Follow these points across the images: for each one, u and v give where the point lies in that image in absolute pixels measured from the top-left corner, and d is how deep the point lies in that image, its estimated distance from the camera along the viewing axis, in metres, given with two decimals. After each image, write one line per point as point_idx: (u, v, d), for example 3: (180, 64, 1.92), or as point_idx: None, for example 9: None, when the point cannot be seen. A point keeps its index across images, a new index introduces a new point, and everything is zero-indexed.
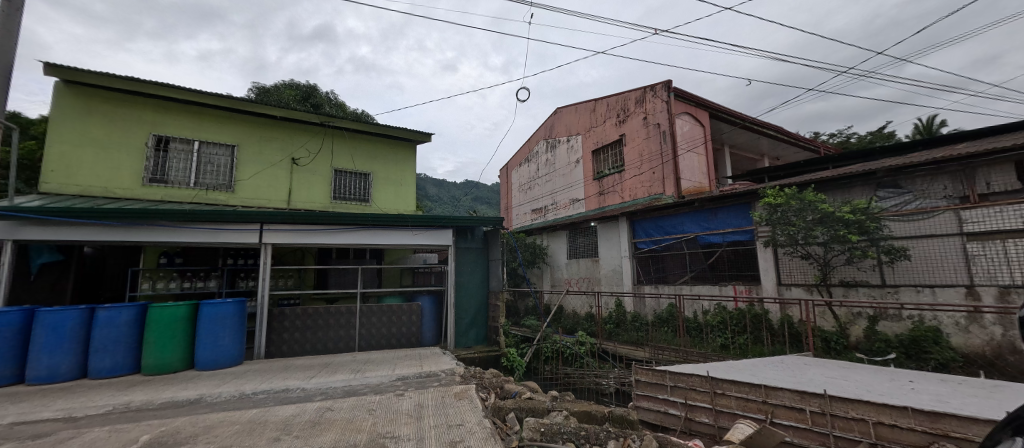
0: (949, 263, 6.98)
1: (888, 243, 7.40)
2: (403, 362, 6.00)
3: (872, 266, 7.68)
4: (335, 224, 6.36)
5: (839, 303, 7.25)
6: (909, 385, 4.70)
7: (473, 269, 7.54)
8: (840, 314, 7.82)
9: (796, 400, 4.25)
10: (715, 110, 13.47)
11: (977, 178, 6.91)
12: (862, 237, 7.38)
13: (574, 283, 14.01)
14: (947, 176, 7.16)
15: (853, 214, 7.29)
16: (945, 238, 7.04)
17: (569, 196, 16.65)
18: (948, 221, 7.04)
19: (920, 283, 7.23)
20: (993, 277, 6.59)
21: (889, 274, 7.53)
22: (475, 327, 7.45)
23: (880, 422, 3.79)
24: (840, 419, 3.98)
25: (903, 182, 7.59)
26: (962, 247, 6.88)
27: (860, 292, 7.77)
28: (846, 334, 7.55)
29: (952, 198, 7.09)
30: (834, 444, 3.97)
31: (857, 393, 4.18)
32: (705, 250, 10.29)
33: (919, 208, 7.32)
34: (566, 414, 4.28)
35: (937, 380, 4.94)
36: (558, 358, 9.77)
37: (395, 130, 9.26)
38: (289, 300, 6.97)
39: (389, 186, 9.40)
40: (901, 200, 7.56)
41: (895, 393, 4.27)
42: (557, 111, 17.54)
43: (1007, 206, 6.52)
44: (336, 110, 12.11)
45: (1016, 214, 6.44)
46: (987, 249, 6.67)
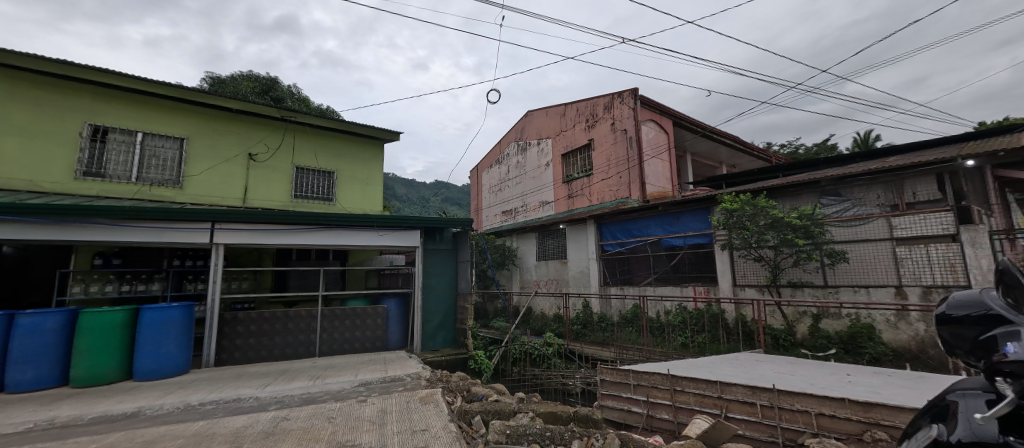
0: (881, 266, 7.47)
1: (829, 246, 7.96)
2: (367, 366, 5.81)
3: (816, 268, 8.12)
4: (296, 224, 6.08)
5: (788, 303, 7.63)
6: (847, 378, 4.98)
7: (442, 271, 7.42)
8: (788, 312, 8.21)
9: (748, 395, 4.39)
10: (679, 118, 13.90)
11: (906, 188, 7.40)
12: (807, 242, 7.95)
13: (542, 285, 14.07)
14: (881, 185, 7.66)
15: (800, 220, 7.71)
16: (878, 242, 7.53)
17: (539, 198, 16.72)
18: (880, 227, 7.53)
19: (858, 283, 7.70)
20: (918, 278, 7.09)
21: (831, 276, 7.97)
22: (443, 330, 7.33)
23: (822, 413, 3.97)
24: (787, 412, 4.13)
25: (844, 190, 8.06)
26: (892, 251, 7.37)
27: (805, 292, 8.20)
28: (793, 332, 7.94)
29: (884, 206, 7.58)
30: (782, 436, 4.13)
31: (802, 386, 4.38)
32: (668, 252, 10.59)
33: (857, 215, 7.80)
34: (532, 416, 4.25)
35: (871, 372, 5.27)
36: (526, 359, 9.75)
37: (362, 127, 8.98)
38: (243, 303, 6.60)
39: (354, 185, 9.10)
40: (841, 208, 8.03)
41: (836, 385, 4.49)
42: (528, 114, 17.61)
43: (931, 214, 7.06)
44: (299, 105, 11.62)
45: (938, 222, 6.99)
46: (914, 252, 7.18)
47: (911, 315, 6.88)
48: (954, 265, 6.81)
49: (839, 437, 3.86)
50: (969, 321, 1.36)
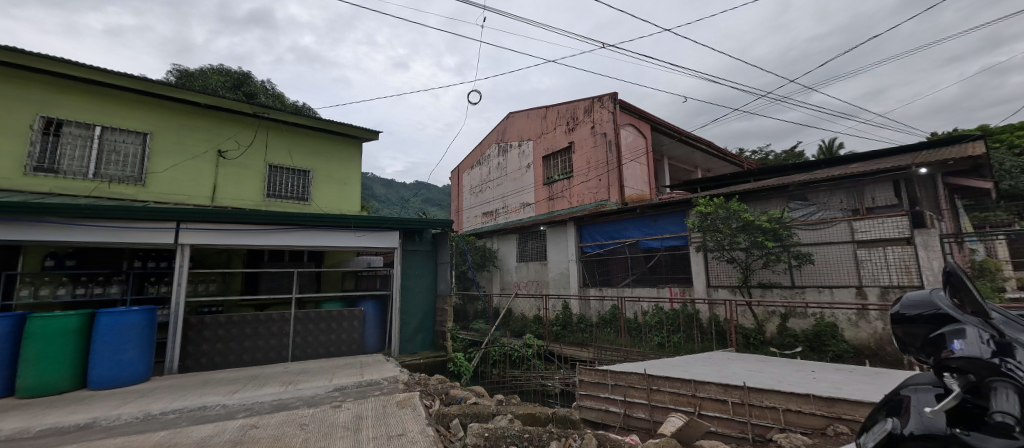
0: (843, 267, 7.77)
1: (794, 248, 8.07)
2: (342, 371, 5.65)
3: (784, 269, 8.36)
4: (269, 224, 5.88)
5: (758, 303, 7.85)
6: (812, 374, 5.13)
7: (421, 273, 7.31)
8: (757, 312, 8.43)
9: (720, 392, 4.45)
10: (657, 123, 14.12)
11: (866, 194, 7.74)
12: (775, 244, 8.03)
13: (523, 286, 14.05)
14: (843, 191, 7.99)
15: (770, 223, 7.94)
16: (840, 244, 7.83)
17: (519, 200, 16.72)
18: (842, 230, 7.81)
19: (823, 284, 7.96)
20: (877, 279, 7.40)
21: (797, 277, 8.22)
22: (422, 333, 7.20)
23: (789, 409, 4.07)
24: (757, 409, 4.22)
25: (810, 195, 8.36)
26: (853, 253, 7.68)
27: (774, 293, 8.44)
28: (762, 331, 8.16)
29: (846, 210, 7.91)
30: (752, 432, 4.21)
31: (771, 383, 4.48)
32: (646, 254, 10.73)
33: (821, 219, 8.10)
34: (511, 418, 4.19)
35: (834, 369, 5.44)
36: (506, 361, 9.70)
37: (340, 125, 8.79)
38: (210, 306, 6.32)
39: (331, 185, 8.89)
40: (808, 212, 8.35)
41: (800, 382, 4.60)
42: (510, 115, 17.61)
43: (888, 218, 7.36)
44: (274, 101, 11.28)
45: (894, 226, 7.30)
46: (873, 255, 7.50)
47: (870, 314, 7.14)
48: (907, 267, 7.17)
49: (805, 431, 3.96)
50: (922, 320, 1.37)
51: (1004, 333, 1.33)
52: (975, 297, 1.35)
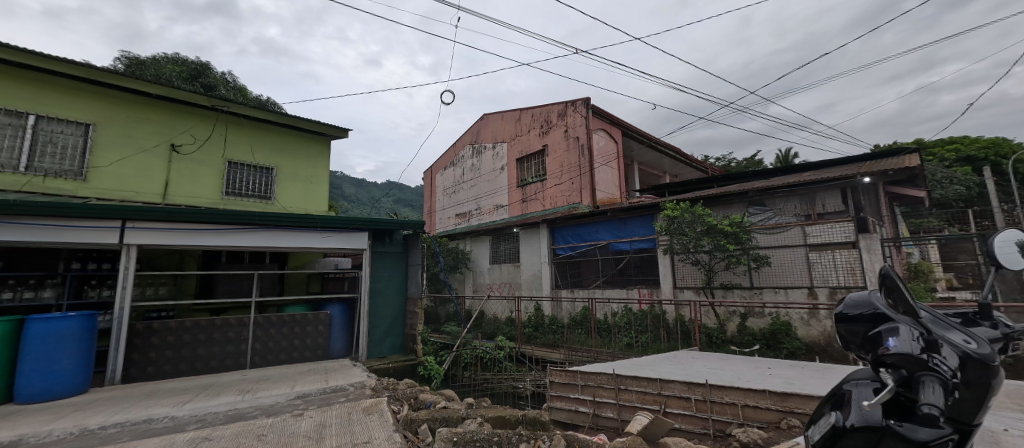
0: (796, 269, 8.12)
1: (754, 251, 8.37)
2: (306, 377, 5.41)
3: (743, 271, 8.65)
4: (227, 224, 5.57)
5: (721, 303, 8.10)
6: (767, 370, 5.31)
7: (391, 275, 7.13)
8: (719, 312, 8.70)
9: (683, 390, 4.53)
10: (627, 129, 14.35)
11: (817, 200, 8.10)
12: (736, 247, 8.30)
13: (495, 288, 13.96)
14: (797, 197, 8.32)
15: (731, 227, 8.22)
16: (794, 247, 8.17)
17: (493, 202, 16.65)
18: (795, 234, 8.17)
19: (779, 285, 8.29)
20: (826, 279, 7.79)
21: (756, 278, 8.53)
22: (391, 336, 7.02)
23: (746, 404, 4.18)
24: (717, 405, 4.30)
25: (767, 201, 8.68)
26: (806, 256, 8.03)
27: (735, 293, 8.72)
28: (724, 330, 8.41)
29: (799, 215, 8.26)
30: (713, 427, 4.30)
31: (731, 380, 4.59)
32: (616, 256, 10.88)
33: (777, 224, 8.45)
34: (480, 421, 4.12)
35: (788, 365, 5.63)
36: (477, 363, 9.59)
37: (308, 122, 8.48)
38: (159, 311, 5.94)
39: (297, 184, 8.57)
40: (766, 216, 8.66)
41: (757, 378, 4.75)
42: (484, 117, 17.54)
43: (837, 223, 7.73)
44: (235, 94, 10.77)
45: (842, 231, 7.66)
46: (823, 257, 7.87)
47: (819, 313, 7.48)
48: (853, 269, 7.61)
49: (761, 425, 4.06)
50: (862, 320, 1.51)
51: (933, 330, 1.45)
52: (905, 297, 1.45)
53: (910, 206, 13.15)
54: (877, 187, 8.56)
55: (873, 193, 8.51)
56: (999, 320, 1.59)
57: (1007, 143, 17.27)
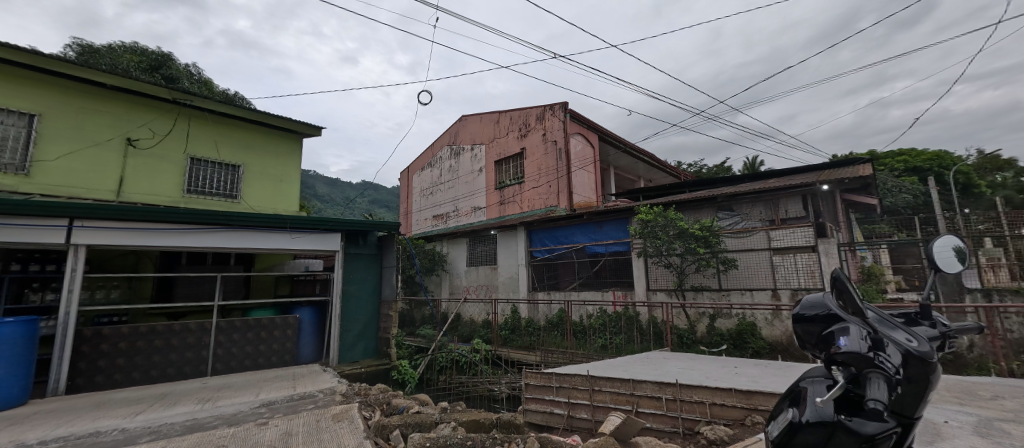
0: (761, 272, 8.38)
1: (722, 254, 8.61)
2: (272, 384, 5.19)
3: (713, 273, 8.85)
4: (187, 224, 5.29)
5: (691, 304, 8.27)
6: (735, 369, 5.41)
7: (364, 277, 6.95)
8: (690, 313, 8.88)
9: (655, 389, 4.56)
10: (604, 134, 14.53)
11: (780, 206, 8.41)
12: (706, 250, 8.51)
13: (472, 291, 13.83)
14: (762, 203, 8.62)
15: (701, 231, 8.43)
16: (758, 251, 8.44)
17: (471, 204, 16.53)
18: (760, 238, 8.44)
19: (746, 287, 8.51)
20: (788, 282, 8.07)
21: (724, 280, 8.75)
22: (364, 340, 6.84)
23: (714, 402, 4.24)
24: (687, 403, 4.36)
25: (735, 206, 8.97)
26: (770, 259, 8.31)
27: (704, 295, 8.91)
28: (694, 331, 8.59)
29: (764, 220, 8.57)
30: (682, 426, 4.36)
31: (700, 379, 4.65)
32: (592, 259, 10.96)
33: (744, 228, 8.71)
34: (454, 425, 4.03)
35: (754, 364, 5.77)
36: (453, 367, 9.48)
37: (277, 118, 8.17)
38: (111, 316, 5.60)
39: (266, 184, 8.26)
40: (733, 221, 8.96)
41: (724, 377, 4.85)
42: (462, 118, 17.44)
43: (798, 228, 8.03)
44: (199, 87, 10.30)
45: (803, 235, 7.96)
46: (786, 261, 8.14)
47: (783, 314, 7.72)
48: (813, 272, 7.90)
49: (727, 422, 4.13)
50: (818, 320, 1.64)
51: (878, 329, 1.61)
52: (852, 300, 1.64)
53: (865, 213, 13.85)
54: (834, 194, 8.99)
55: (832, 200, 8.92)
56: (937, 319, 1.75)
57: (950, 155, 18.46)
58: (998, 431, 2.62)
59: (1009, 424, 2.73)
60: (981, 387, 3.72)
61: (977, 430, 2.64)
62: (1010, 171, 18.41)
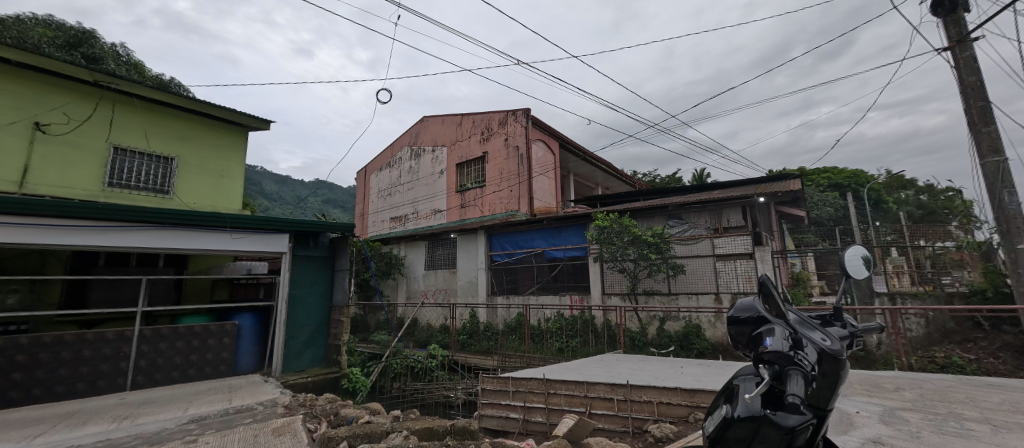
0: (705, 277, 8.74)
1: (672, 260, 8.93)
2: (205, 397, 4.75)
3: (663, 278, 9.13)
4: (108, 221, 4.75)
5: (643, 308, 8.49)
6: (681, 369, 5.55)
7: (314, 281, 6.57)
8: (642, 316, 9.09)
9: (607, 391, 4.59)
10: (565, 141, 14.72)
11: (723, 215, 8.84)
12: (658, 256, 8.84)
13: (429, 295, 13.49)
14: (708, 212, 9.01)
15: (653, 238, 8.76)
16: (703, 258, 8.80)
17: (430, 206, 16.19)
18: (706, 246, 8.81)
19: (692, 291, 8.83)
20: (728, 286, 8.48)
21: (673, 285, 9.04)
22: (312, 347, 6.46)
23: (662, 401, 4.30)
24: (636, 403, 4.40)
25: (684, 214, 9.31)
26: (713, 265, 8.68)
27: (654, 299, 9.16)
28: (645, 333, 8.82)
29: (709, 229, 8.96)
30: (632, 425, 4.38)
31: (649, 380, 4.72)
32: (550, 263, 11.02)
33: (691, 236, 9.06)
34: (405, 435, 3.82)
35: (698, 364, 5.94)
36: (408, 374, 9.17)
37: (218, 109, 7.60)
38: (8, 325, 4.90)
39: (204, 179, 7.64)
40: (682, 228, 9.28)
41: (671, 377, 4.96)
42: (423, 119, 17.12)
43: (738, 236, 8.45)
44: (126, 70, 9.41)
45: (743, 243, 8.38)
46: (727, 266, 8.53)
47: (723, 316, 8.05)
48: (750, 277, 8.34)
49: (673, 420, 4.19)
50: (750, 322, 1.79)
51: (799, 330, 1.73)
52: (777, 304, 1.77)
53: (795, 223, 14.92)
54: (767, 206, 9.69)
55: (765, 211, 9.62)
56: (846, 320, 1.90)
57: (865, 173, 20.34)
58: (899, 419, 2.82)
59: (908, 413, 2.94)
60: (886, 380, 4.02)
61: (883, 418, 2.82)
62: (913, 189, 20.56)
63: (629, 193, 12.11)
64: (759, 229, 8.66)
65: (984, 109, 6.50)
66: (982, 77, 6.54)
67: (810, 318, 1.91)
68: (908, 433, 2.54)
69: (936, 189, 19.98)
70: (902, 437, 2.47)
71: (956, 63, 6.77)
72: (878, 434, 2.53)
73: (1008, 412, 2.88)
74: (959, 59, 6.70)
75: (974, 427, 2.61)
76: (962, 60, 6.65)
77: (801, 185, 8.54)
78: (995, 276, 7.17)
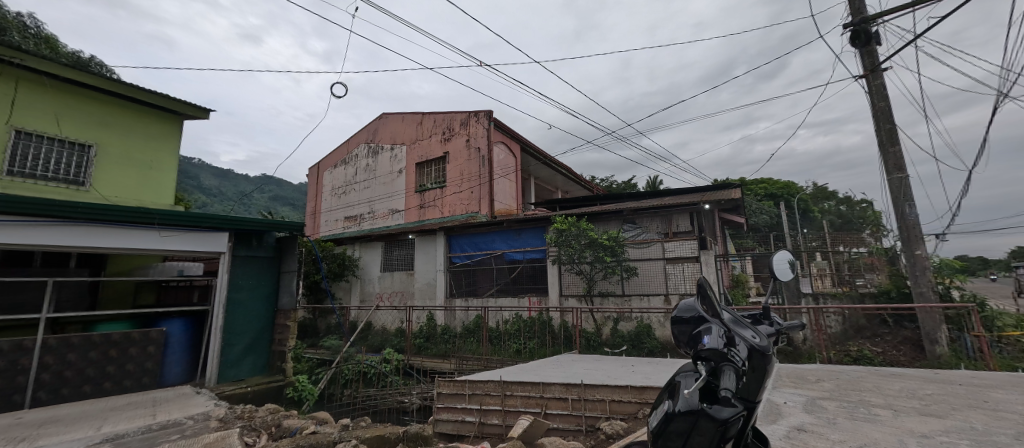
0: (656, 279, 9.00)
1: (625, 262, 9.15)
2: (125, 413, 4.25)
3: (617, 280, 9.32)
4: (9, 216, 4.14)
5: (598, 310, 8.54)
6: (631, 368, 5.64)
7: (256, 283, 6.12)
8: (597, 317, 9.21)
9: (563, 391, 4.57)
10: (527, 144, 14.76)
11: (673, 221, 9.16)
12: (612, 258, 9.03)
13: (384, 297, 13.03)
14: (660, 218, 9.32)
15: (609, 241, 8.94)
16: (655, 261, 9.06)
17: (388, 206, 15.68)
18: (657, 249, 9.08)
19: (644, 292, 9.06)
20: (677, 288, 8.78)
21: (627, 286, 9.24)
22: (252, 355, 5.99)
23: (615, 399, 4.32)
24: (590, 402, 4.41)
25: (638, 219, 9.57)
26: (664, 268, 8.96)
27: (609, 301, 9.33)
28: (600, 333, 8.96)
29: (660, 233, 9.27)
30: (585, 423, 4.36)
31: (602, 379, 4.74)
32: (510, 265, 10.98)
33: (644, 240, 9.31)
34: (353, 445, 3.61)
35: (648, 362, 6.07)
36: (359, 379, 8.78)
37: (147, 93, 6.94)
38: None
39: (128, 170, 6.95)
40: (636, 232, 9.54)
41: (623, 375, 5.01)
42: (383, 116, 16.59)
43: (686, 241, 8.79)
44: (32, 44, 8.44)
45: (691, 246, 8.71)
46: (676, 269, 8.84)
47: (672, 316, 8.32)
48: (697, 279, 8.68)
49: (623, 417, 4.23)
50: (690, 321, 1.80)
51: (732, 328, 1.77)
52: (713, 303, 1.80)
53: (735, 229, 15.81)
54: (712, 213, 10.20)
55: (711, 217, 10.09)
56: (773, 318, 1.97)
57: (795, 185, 21.96)
58: (820, 407, 2.96)
59: (827, 401, 3.11)
60: (809, 372, 4.28)
61: (805, 407, 2.96)
62: (835, 200, 22.45)
63: (586, 197, 12.31)
64: (705, 234, 9.06)
65: (891, 131, 7.15)
66: (890, 103, 7.20)
67: (741, 316, 1.97)
68: (826, 419, 2.68)
69: (854, 200, 21.97)
70: (822, 424, 2.59)
71: (870, 89, 7.42)
72: (801, 422, 2.64)
73: (906, 398, 3.12)
74: (871, 86, 7.35)
75: (878, 412, 2.80)
76: (875, 87, 7.30)
77: (741, 194, 9.05)
78: (898, 278, 7.85)
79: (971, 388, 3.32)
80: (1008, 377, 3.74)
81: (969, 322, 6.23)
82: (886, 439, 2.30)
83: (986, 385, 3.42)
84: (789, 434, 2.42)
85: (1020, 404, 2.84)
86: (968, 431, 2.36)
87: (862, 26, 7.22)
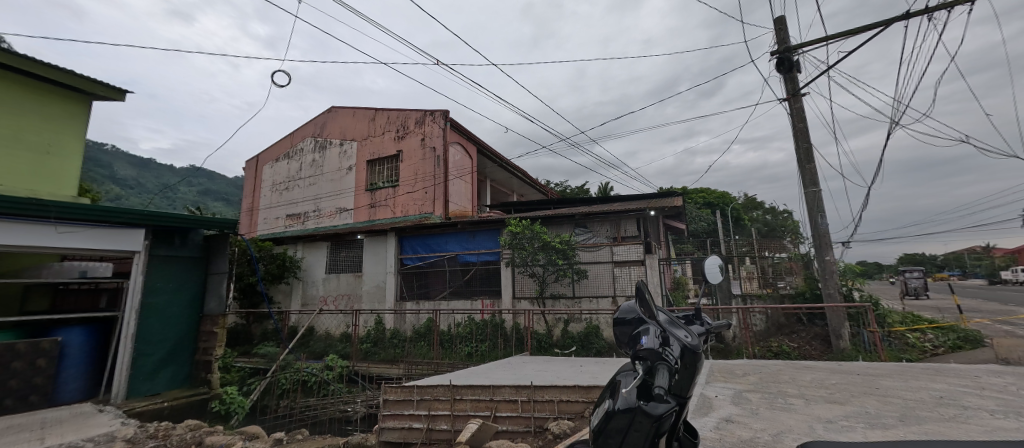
0: (605, 282, 9.29)
1: (576, 265, 9.35)
2: (6, 437, 3.69)
3: (568, 282, 9.50)
4: None
5: (548, 311, 8.29)
6: (580, 367, 5.77)
7: (178, 286, 5.57)
8: (548, 319, 9.35)
9: (512, 393, 4.59)
10: (483, 146, 14.69)
11: (621, 225, 9.49)
12: (564, 261, 9.20)
13: (329, 301, 12.41)
14: (609, 222, 9.63)
15: (561, 244, 9.14)
16: (603, 264, 9.35)
17: (334, 204, 14.98)
18: (607, 253, 9.37)
19: (593, 294, 9.33)
20: (623, 290, 9.12)
21: (577, 289, 9.45)
22: (171, 366, 5.45)
23: (563, 399, 4.42)
24: (538, 403, 4.44)
25: (589, 223, 9.80)
26: (612, 271, 9.27)
27: (560, 302, 9.50)
28: (551, 334, 9.11)
29: (609, 237, 9.55)
30: (534, 424, 4.31)
31: (551, 380, 4.80)
32: (462, 267, 10.86)
33: (595, 243, 9.55)
34: None
35: (596, 362, 6.23)
36: (298, 388, 8.26)
37: (49, 69, 6.19)
38: None
39: (17, 155, 6.05)
40: (587, 236, 9.78)
41: (571, 375, 5.10)
42: (331, 110, 15.90)
43: (632, 245, 9.16)
44: None
45: (637, 250, 9.09)
46: (624, 272, 9.17)
47: None
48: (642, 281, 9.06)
49: (571, 416, 4.30)
50: (630, 322, 1.85)
51: (667, 329, 1.83)
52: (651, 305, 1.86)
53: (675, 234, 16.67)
54: (656, 219, 10.72)
55: (655, 223, 10.60)
56: (704, 318, 2.08)
57: (728, 195, 23.66)
58: (747, 399, 3.17)
59: (752, 393, 3.33)
60: (738, 367, 4.60)
61: (734, 399, 3.16)
62: (762, 210, 24.46)
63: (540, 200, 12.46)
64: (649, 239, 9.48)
65: (808, 150, 7.88)
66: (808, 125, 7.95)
67: (677, 317, 2.05)
68: (750, 410, 2.87)
69: (777, 210, 24.04)
70: (747, 414, 2.77)
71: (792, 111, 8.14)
72: (729, 413, 2.81)
73: (816, 387, 3.42)
74: (794, 108, 8.05)
75: (794, 401, 3.05)
76: (796, 108, 8.01)
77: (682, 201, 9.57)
78: (812, 280, 8.69)
79: (868, 377, 3.74)
80: (897, 366, 4.25)
81: (867, 318, 7.02)
82: (799, 425, 2.49)
83: (879, 374, 3.86)
84: (718, 425, 2.56)
85: (903, 389, 3.22)
86: (864, 415, 2.62)
87: (786, 54, 7.94)
